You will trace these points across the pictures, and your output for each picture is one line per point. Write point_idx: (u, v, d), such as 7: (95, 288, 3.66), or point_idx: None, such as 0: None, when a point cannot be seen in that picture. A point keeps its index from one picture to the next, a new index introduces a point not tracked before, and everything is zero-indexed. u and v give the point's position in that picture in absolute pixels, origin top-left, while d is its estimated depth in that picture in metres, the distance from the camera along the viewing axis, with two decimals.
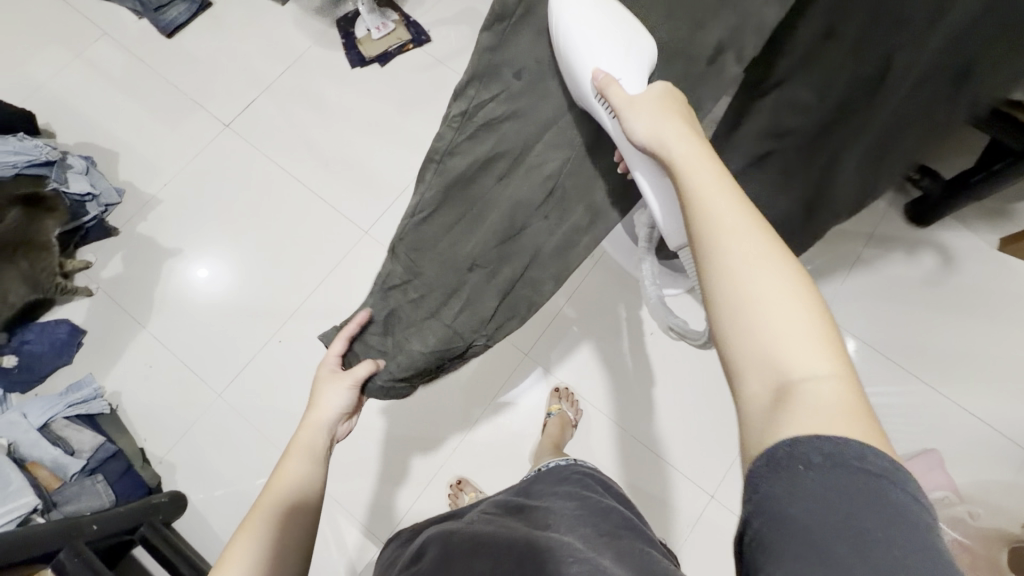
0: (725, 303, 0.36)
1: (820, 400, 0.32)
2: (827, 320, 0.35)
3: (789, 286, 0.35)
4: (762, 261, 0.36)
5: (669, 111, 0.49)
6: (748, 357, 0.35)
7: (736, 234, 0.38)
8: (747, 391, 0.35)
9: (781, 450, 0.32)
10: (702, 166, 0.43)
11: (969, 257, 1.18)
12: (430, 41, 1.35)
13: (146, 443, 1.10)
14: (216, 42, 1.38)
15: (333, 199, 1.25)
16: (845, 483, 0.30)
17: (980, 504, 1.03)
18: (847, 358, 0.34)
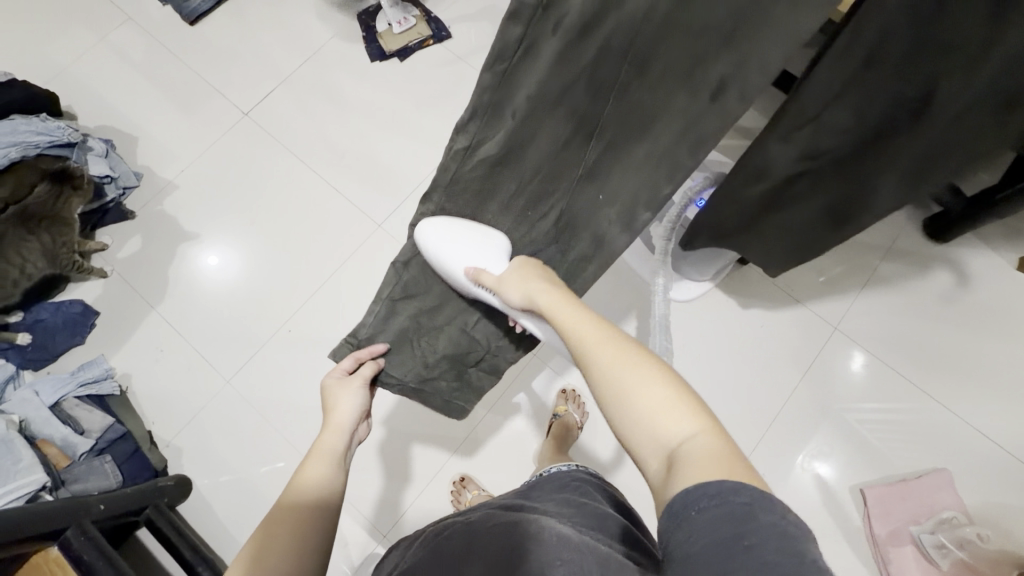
0: (610, 398, 0.43)
1: (698, 454, 0.37)
2: (687, 390, 0.42)
3: (650, 374, 0.43)
4: (621, 363, 0.44)
5: (531, 275, 0.61)
6: (636, 435, 0.41)
7: (593, 353, 0.46)
8: (651, 472, 0.40)
9: (675, 505, 0.35)
10: (562, 311, 0.53)
11: (990, 276, 1.15)
12: (450, 37, 1.34)
13: (154, 426, 1.11)
14: (237, 31, 1.39)
15: (347, 192, 1.25)
16: (721, 517, 0.32)
17: (990, 527, 1.01)
18: (709, 415, 0.41)
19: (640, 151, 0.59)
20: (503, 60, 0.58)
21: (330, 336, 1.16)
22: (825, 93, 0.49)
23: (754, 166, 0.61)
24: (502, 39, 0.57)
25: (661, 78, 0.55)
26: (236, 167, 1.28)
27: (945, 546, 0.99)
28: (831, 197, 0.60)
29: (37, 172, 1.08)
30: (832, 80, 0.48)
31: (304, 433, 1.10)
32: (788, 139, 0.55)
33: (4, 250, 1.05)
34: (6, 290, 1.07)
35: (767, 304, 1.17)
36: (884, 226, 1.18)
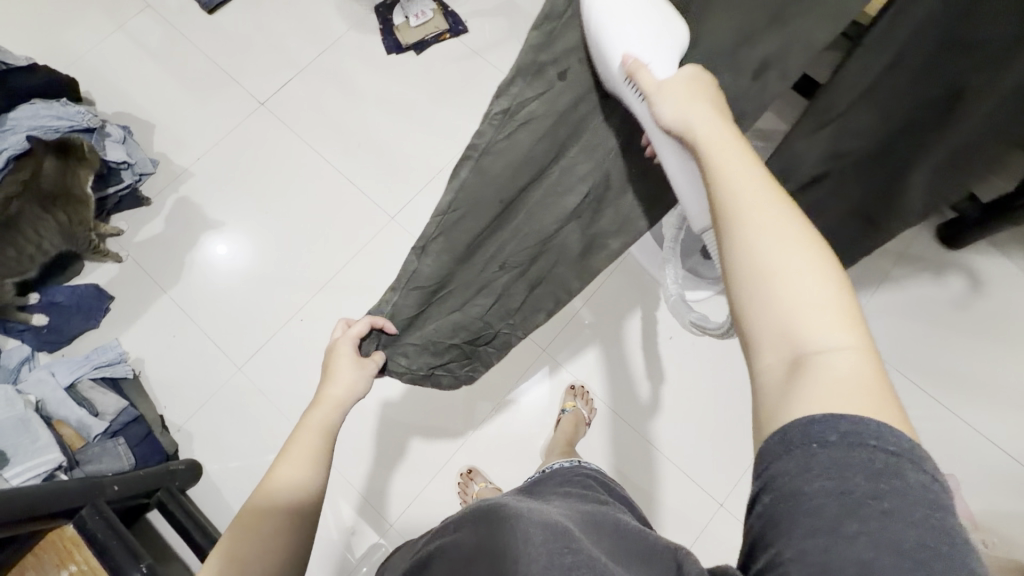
0: (747, 277, 0.35)
1: (837, 373, 0.32)
2: (852, 300, 0.34)
3: (813, 263, 0.34)
4: (783, 236, 0.35)
5: (699, 95, 0.46)
6: (766, 330, 0.34)
7: (758, 212, 0.37)
8: (764, 363, 0.34)
9: (795, 429, 0.31)
10: (728, 146, 0.41)
11: (1003, 283, 1.15)
12: (467, 32, 1.35)
13: (165, 410, 1.13)
14: (255, 22, 1.40)
15: (361, 183, 1.26)
16: (860, 462, 0.29)
17: (995, 534, 1.01)
18: (865, 332, 0.34)
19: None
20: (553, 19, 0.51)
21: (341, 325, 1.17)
22: (850, 93, 0.50)
23: (779, 168, 0.62)
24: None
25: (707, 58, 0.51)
26: (251, 156, 1.29)
27: None
28: (863, 189, 0.61)
29: (41, 148, 1.08)
30: (858, 79, 0.48)
31: None
32: (813, 136, 0.55)
33: (21, 228, 1.06)
34: (25, 267, 1.09)
35: None
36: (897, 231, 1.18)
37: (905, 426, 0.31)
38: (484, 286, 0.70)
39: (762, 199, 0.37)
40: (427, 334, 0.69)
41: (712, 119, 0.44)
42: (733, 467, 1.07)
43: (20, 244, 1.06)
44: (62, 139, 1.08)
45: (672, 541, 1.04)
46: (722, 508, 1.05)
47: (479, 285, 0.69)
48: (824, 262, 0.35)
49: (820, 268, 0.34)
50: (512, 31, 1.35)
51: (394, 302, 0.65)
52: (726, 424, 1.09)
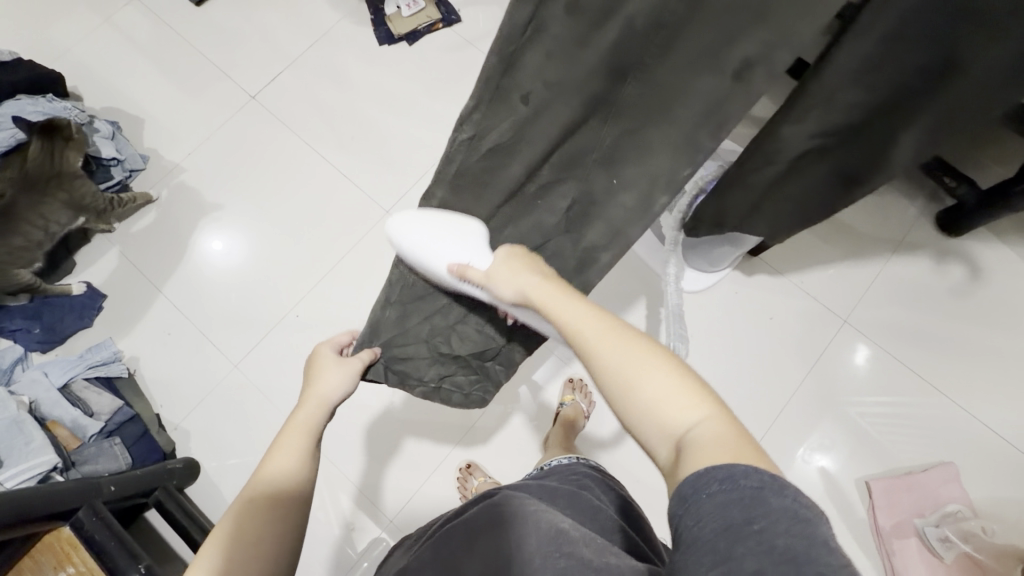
0: (611, 397, 0.44)
1: (706, 438, 0.38)
2: (693, 377, 0.43)
3: (655, 361, 0.44)
4: (624, 358, 0.44)
5: (521, 264, 0.59)
6: (648, 428, 0.42)
7: (600, 347, 0.46)
8: (662, 456, 0.41)
9: (686, 490, 0.35)
10: (560, 296, 0.53)
11: (1002, 270, 1.14)
12: (460, 22, 1.32)
13: (162, 409, 1.12)
14: (244, 13, 1.37)
15: (355, 176, 1.24)
16: (733, 499, 0.33)
17: (994, 520, 1.01)
18: (714, 399, 0.42)
19: (656, 136, 0.56)
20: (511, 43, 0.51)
21: (336, 321, 1.16)
22: (843, 71, 0.48)
23: (768, 147, 0.60)
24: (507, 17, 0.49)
25: (685, 62, 0.49)
26: (243, 151, 1.27)
27: (949, 539, 0.99)
28: (846, 168, 0.60)
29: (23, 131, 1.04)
30: (856, 58, 0.47)
31: None
32: (800, 119, 0.55)
33: (25, 215, 1.04)
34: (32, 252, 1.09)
35: (777, 295, 1.16)
36: (896, 218, 1.17)
37: (766, 462, 0.37)
38: None
39: (598, 329, 0.48)
40: (435, 340, 0.75)
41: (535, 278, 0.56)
42: None
43: (27, 231, 1.06)
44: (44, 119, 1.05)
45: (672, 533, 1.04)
46: None
47: None
48: (662, 362, 0.44)
49: (660, 363, 0.44)
50: (506, 20, 1.32)
51: (397, 311, 0.73)
52: None
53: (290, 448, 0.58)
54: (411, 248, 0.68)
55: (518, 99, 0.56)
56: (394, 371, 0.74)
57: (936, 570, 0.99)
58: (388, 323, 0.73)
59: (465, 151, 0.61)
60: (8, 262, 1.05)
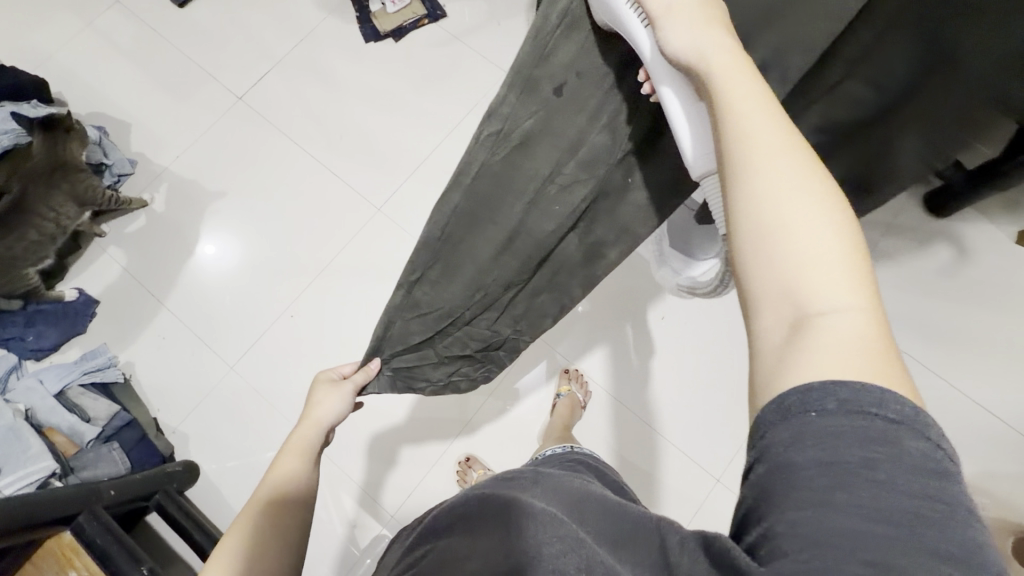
0: (751, 225, 0.31)
1: (844, 337, 0.28)
2: (862, 259, 0.30)
3: (826, 212, 0.31)
4: (795, 183, 0.31)
5: (716, 18, 0.39)
6: (767, 287, 0.30)
7: (772, 153, 0.32)
8: (763, 328, 0.31)
9: (792, 396, 0.28)
10: (739, 76, 0.35)
11: (989, 249, 1.15)
12: (446, 17, 1.32)
13: (159, 413, 1.12)
14: (228, 14, 1.36)
15: (345, 175, 1.24)
16: (857, 432, 0.26)
17: (986, 495, 1.03)
18: (875, 294, 0.30)
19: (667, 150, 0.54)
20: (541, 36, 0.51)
21: (332, 321, 1.16)
22: (838, 73, 0.46)
23: None
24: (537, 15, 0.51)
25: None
26: (232, 152, 1.27)
27: None
28: (852, 168, 0.57)
29: (26, 126, 1.08)
30: (855, 50, 0.44)
31: None
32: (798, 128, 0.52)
33: (35, 208, 1.07)
34: (46, 249, 1.12)
35: None
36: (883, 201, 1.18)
37: (910, 395, 0.28)
38: (491, 301, 0.69)
39: (771, 135, 0.33)
40: (440, 349, 0.72)
41: (728, 47, 0.37)
42: (729, 443, 1.08)
43: (39, 224, 1.08)
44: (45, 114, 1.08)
45: (672, 518, 1.05)
46: (719, 483, 1.06)
47: (486, 301, 0.69)
48: (837, 213, 0.31)
49: (831, 220, 0.30)
50: (492, 13, 1.32)
51: (395, 332, 0.68)
52: (722, 401, 1.10)
53: (294, 459, 0.61)
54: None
55: (547, 94, 0.53)
56: (403, 382, 0.74)
57: None
58: (390, 339, 0.69)
59: (490, 147, 0.56)
60: (21, 256, 1.08)
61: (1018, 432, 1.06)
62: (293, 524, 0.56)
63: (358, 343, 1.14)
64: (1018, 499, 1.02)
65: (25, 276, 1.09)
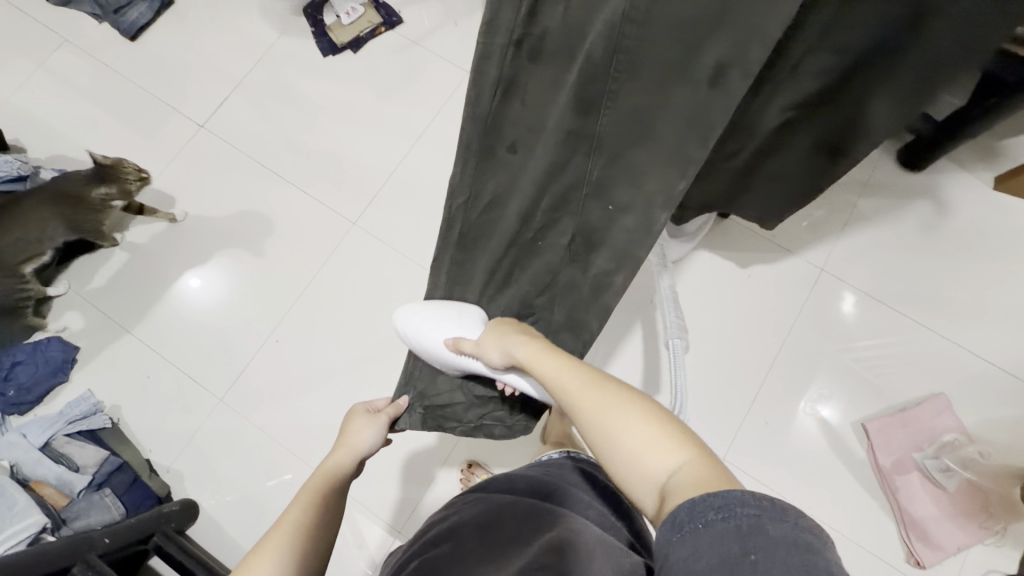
0: (599, 450, 0.45)
1: (683, 483, 0.39)
2: (670, 422, 0.43)
3: (628, 414, 0.44)
4: (601, 409, 0.46)
5: (505, 329, 0.63)
6: (633, 479, 0.42)
7: (579, 404, 0.48)
8: (650, 511, 0.41)
9: (682, 513, 0.36)
10: (542, 359, 0.56)
11: (967, 198, 1.16)
12: (402, 23, 1.30)
13: (152, 454, 1.09)
14: (183, 42, 1.34)
15: (317, 192, 1.22)
16: (734, 529, 0.33)
17: (990, 443, 1.03)
18: (695, 442, 0.42)
19: (644, 157, 0.52)
20: (483, 103, 0.54)
21: (319, 341, 1.14)
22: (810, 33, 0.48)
23: (744, 126, 0.60)
24: (478, 83, 0.53)
25: (656, 75, 0.47)
26: (201, 182, 1.25)
27: (950, 468, 1.01)
28: (819, 129, 0.60)
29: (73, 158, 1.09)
30: (819, 21, 0.47)
31: (304, 444, 1.08)
32: (767, 95, 0.56)
33: (27, 217, 1.05)
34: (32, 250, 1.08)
35: (753, 254, 1.17)
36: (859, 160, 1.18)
37: None
38: None
39: (571, 394, 0.50)
40: (467, 386, 0.75)
41: (522, 342, 0.59)
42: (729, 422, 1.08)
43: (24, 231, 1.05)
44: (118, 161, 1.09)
45: None
46: None
47: None
48: (643, 409, 0.45)
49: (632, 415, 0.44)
50: (449, 13, 1.30)
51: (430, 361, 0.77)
52: None
53: (321, 483, 0.57)
54: (414, 338, 0.74)
55: (505, 150, 0.59)
56: (430, 422, 0.77)
57: (941, 500, 1.01)
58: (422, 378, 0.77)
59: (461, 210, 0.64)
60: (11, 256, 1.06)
61: (1016, 377, 1.06)
62: (314, 558, 0.52)
63: (349, 361, 1.12)
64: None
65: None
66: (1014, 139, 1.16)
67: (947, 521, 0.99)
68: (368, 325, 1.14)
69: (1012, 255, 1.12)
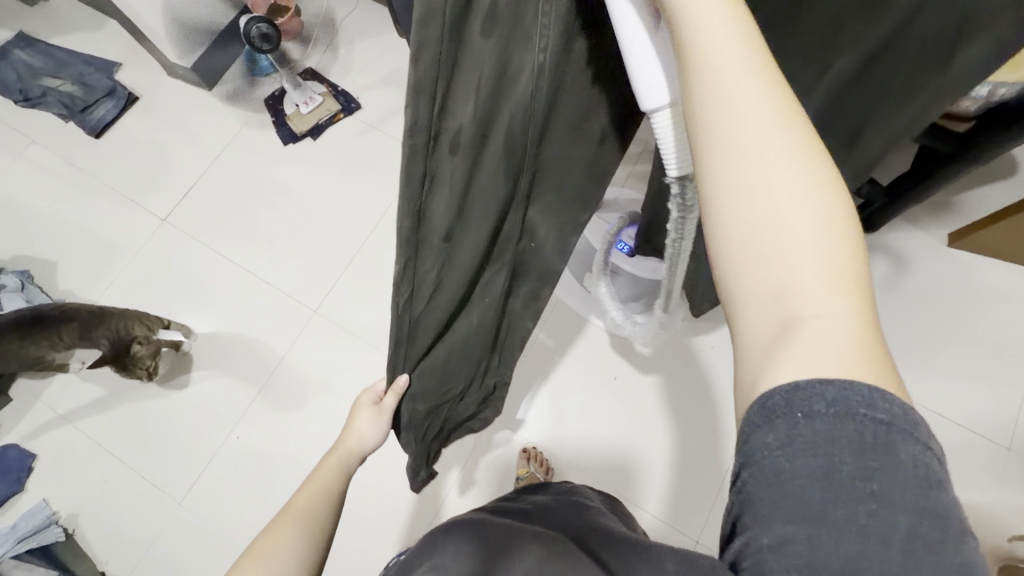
0: (730, 222, 0.28)
1: (832, 342, 0.27)
2: (855, 242, 0.28)
3: (819, 208, 0.27)
4: (778, 168, 0.28)
5: None
6: (751, 283, 0.28)
7: (752, 136, 0.28)
8: (747, 328, 0.29)
9: (779, 396, 0.27)
10: (720, 49, 0.28)
11: (924, 256, 1.16)
12: (360, 108, 1.34)
13: (108, 566, 1.06)
14: (147, 137, 1.36)
15: (279, 281, 1.23)
16: (847, 435, 0.25)
17: (969, 514, 1.00)
18: (867, 287, 0.28)
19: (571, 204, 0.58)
20: (416, 167, 0.35)
21: (279, 436, 1.12)
22: None
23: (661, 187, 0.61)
24: (401, 175, 0.35)
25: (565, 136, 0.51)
26: (163, 276, 1.25)
27: None
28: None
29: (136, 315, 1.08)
30: None
31: None
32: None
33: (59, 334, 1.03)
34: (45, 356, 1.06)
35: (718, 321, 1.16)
36: None
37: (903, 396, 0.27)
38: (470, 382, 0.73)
39: (763, 118, 0.28)
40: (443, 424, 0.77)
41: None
42: (702, 500, 1.05)
43: (52, 337, 1.03)
44: (149, 353, 1.07)
45: None
46: (699, 544, 1.02)
47: (467, 385, 0.73)
48: (830, 203, 0.28)
49: (830, 226, 0.28)
50: (406, 97, 1.34)
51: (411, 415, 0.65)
52: (689, 457, 1.07)
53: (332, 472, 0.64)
54: None
55: (437, 238, 0.43)
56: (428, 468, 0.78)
57: None
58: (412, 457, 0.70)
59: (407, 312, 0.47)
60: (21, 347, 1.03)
61: (987, 440, 1.04)
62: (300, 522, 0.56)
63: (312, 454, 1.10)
64: (1000, 514, 0.99)
65: (25, 356, 1.04)
66: (965, 196, 1.17)
67: None
68: (329, 417, 1.12)
69: (972, 312, 1.12)
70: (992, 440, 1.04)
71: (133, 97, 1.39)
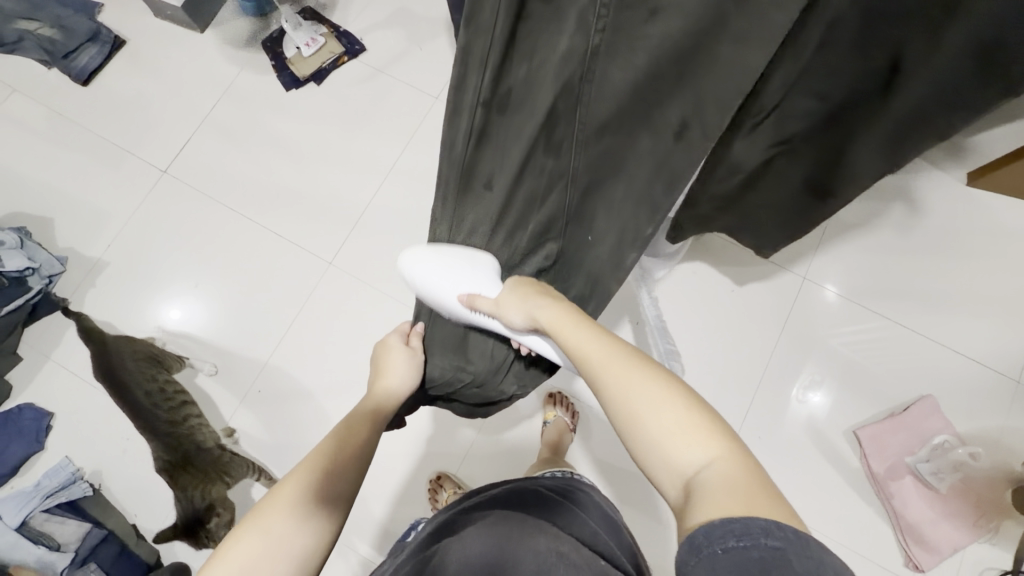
0: (621, 427, 0.44)
1: (712, 480, 0.37)
2: (707, 414, 0.41)
3: (663, 392, 0.42)
4: (630, 379, 0.44)
5: (526, 289, 0.59)
6: (653, 462, 0.41)
7: (607, 370, 0.46)
8: (669, 496, 0.40)
9: (698, 537, 0.35)
10: (571, 327, 0.52)
11: (944, 195, 1.16)
12: (365, 50, 1.27)
13: (137, 518, 1.07)
14: (137, 84, 1.29)
15: (291, 233, 1.19)
16: (753, 560, 0.32)
17: (980, 443, 1.04)
18: (729, 437, 0.40)
19: (621, 192, 0.53)
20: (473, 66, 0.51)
21: (303, 388, 1.12)
22: (808, 49, 0.43)
23: (724, 159, 0.58)
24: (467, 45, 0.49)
25: (627, 119, 0.48)
26: (168, 232, 1.21)
27: (940, 471, 1.02)
28: (812, 165, 0.56)
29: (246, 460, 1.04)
30: (781, 75, 0.45)
31: None
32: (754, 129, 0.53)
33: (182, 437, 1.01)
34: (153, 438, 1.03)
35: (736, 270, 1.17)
36: None
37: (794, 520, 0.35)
38: (499, 365, 0.69)
39: (603, 357, 0.47)
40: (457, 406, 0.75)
41: (548, 303, 0.55)
42: None
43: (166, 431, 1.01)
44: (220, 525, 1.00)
45: None
46: None
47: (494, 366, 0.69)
48: (672, 393, 0.43)
49: (681, 407, 0.42)
50: (412, 38, 1.27)
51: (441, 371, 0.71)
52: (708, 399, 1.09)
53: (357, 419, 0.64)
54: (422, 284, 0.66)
55: (481, 185, 0.60)
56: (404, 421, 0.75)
57: (933, 502, 1.02)
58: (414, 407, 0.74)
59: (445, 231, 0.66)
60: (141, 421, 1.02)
61: (998, 373, 1.07)
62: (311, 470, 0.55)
63: (336, 405, 1.10)
64: (1013, 444, 1.03)
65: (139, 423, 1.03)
66: None
67: (943, 523, 1.01)
68: (353, 368, 1.12)
69: (990, 251, 1.13)
70: (1003, 372, 1.07)
71: (120, 42, 1.30)
